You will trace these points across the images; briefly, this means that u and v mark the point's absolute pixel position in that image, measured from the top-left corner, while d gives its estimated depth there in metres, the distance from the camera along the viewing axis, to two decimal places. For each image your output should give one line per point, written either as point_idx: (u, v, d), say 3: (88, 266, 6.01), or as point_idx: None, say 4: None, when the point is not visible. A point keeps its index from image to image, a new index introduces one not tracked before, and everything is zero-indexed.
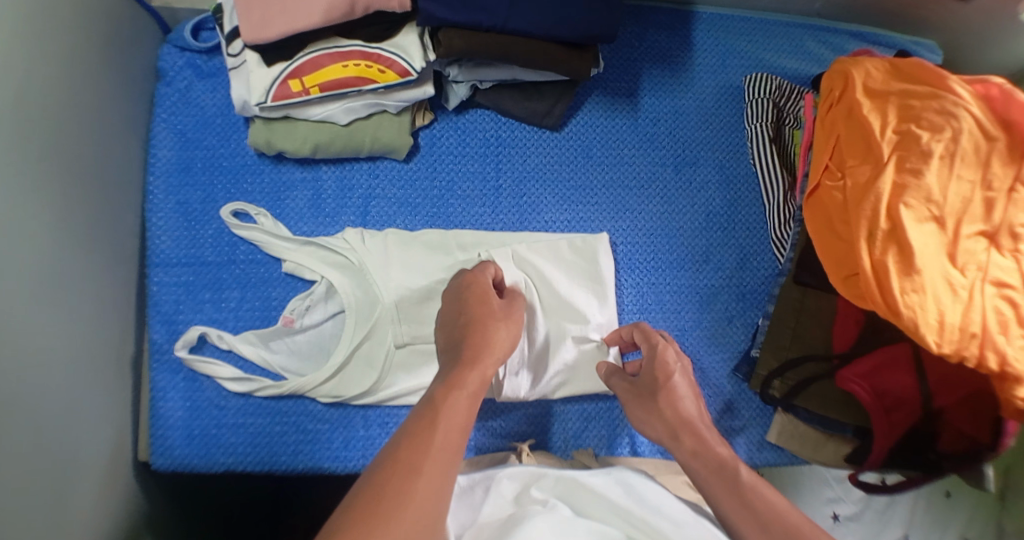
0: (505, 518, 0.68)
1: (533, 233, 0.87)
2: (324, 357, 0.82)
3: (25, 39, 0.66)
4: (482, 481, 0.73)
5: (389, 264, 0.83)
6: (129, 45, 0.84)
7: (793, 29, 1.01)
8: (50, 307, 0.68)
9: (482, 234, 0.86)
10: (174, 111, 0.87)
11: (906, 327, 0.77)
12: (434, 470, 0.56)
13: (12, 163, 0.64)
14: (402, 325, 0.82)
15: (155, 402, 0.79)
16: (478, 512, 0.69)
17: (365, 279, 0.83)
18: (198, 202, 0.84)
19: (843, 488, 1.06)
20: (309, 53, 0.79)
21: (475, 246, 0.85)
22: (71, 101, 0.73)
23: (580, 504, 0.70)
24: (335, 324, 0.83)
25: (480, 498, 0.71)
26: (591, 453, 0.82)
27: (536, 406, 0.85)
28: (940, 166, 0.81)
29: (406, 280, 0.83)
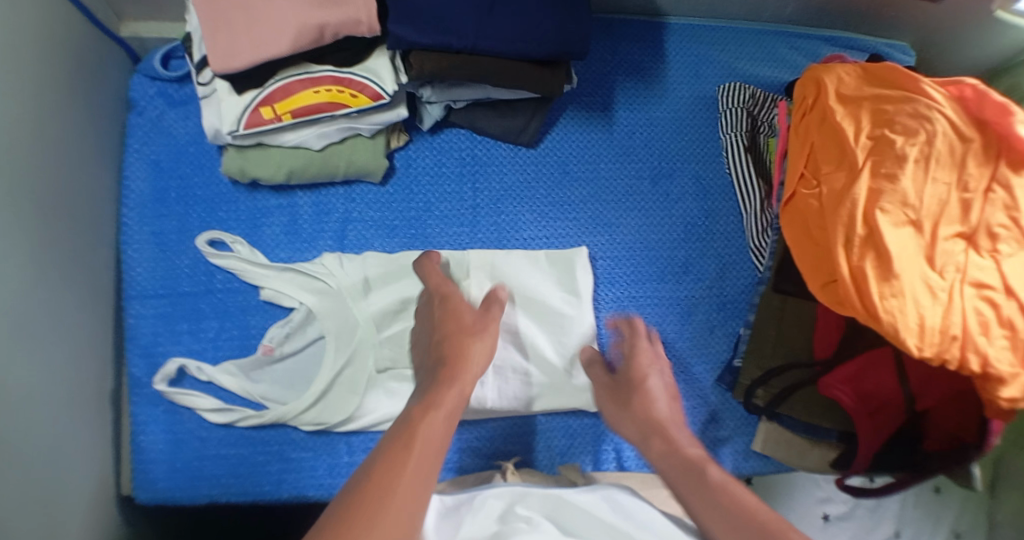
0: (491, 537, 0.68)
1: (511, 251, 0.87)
2: (305, 384, 0.81)
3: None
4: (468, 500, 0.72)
5: (368, 288, 0.82)
6: (98, 77, 0.84)
7: (765, 36, 1.01)
8: (27, 347, 0.68)
9: (461, 253, 0.86)
10: (147, 141, 0.86)
11: (887, 332, 0.77)
12: (413, 489, 0.57)
13: None
14: (383, 348, 0.82)
15: (136, 436, 0.79)
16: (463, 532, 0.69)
17: (341, 304, 0.82)
18: (174, 233, 0.84)
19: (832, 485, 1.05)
20: (279, 79, 0.78)
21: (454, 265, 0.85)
22: (41, 136, 0.73)
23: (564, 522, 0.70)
24: (315, 350, 0.82)
25: (465, 518, 0.71)
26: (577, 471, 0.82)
27: (509, 422, 0.85)
28: (915, 170, 0.81)
29: (384, 304, 0.82)
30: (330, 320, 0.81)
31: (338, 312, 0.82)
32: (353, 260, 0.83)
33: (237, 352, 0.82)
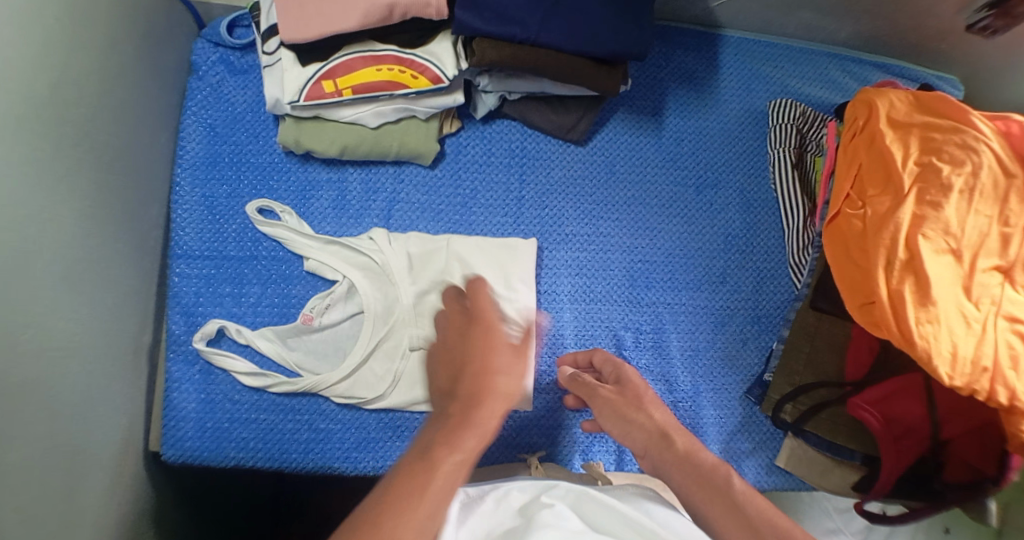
0: (511, 528, 0.58)
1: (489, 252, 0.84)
2: (339, 358, 0.82)
3: (63, 21, 0.66)
4: (492, 492, 0.64)
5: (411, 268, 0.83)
6: (165, 37, 0.85)
7: (818, 57, 1.02)
8: (72, 295, 0.68)
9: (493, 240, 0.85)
10: (205, 105, 0.87)
11: (919, 358, 0.77)
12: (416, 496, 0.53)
13: (44, 150, 0.64)
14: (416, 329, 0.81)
15: (170, 392, 0.79)
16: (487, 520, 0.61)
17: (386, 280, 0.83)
18: (224, 197, 0.85)
19: (842, 520, 1.05)
20: (343, 56, 0.80)
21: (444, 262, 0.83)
22: (105, 86, 0.74)
23: (592, 518, 0.59)
24: (352, 324, 0.83)
25: (491, 507, 0.62)
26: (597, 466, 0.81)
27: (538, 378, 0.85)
28: (959, 200, 0.82)
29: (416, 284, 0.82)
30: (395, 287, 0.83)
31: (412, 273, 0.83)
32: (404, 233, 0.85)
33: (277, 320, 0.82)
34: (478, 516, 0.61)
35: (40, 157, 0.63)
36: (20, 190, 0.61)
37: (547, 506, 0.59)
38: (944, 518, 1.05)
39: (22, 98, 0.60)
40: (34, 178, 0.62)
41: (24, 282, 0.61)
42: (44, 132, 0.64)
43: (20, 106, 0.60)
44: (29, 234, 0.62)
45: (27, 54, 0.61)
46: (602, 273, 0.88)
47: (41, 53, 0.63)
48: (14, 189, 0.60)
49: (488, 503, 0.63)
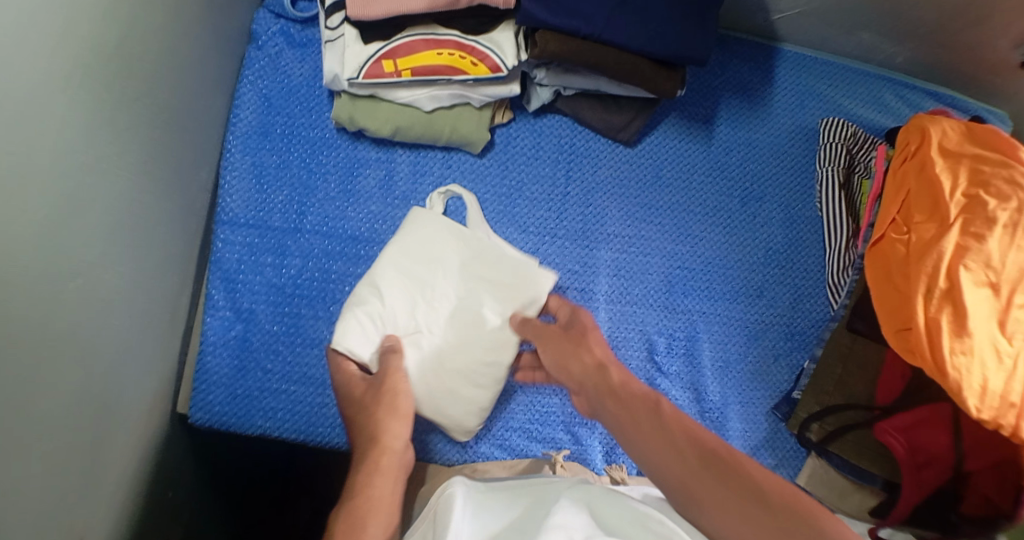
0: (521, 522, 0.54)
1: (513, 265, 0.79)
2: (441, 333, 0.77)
3: None
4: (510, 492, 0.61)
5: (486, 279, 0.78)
6: (230, 4, 0.85)
7: (873, 79, 1.01)
8: (119, 249, 0.68)
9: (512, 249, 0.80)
10: (262, 75, 0.88)
11: (950, 388, 0.77)
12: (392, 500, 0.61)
13: (107, 101, 0.64)
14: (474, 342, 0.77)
15: (204, 356, 0.79)
16: (503, 515, 0.57)
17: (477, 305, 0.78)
18: (273, 167, 0.85)
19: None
20: (405, 36, 0.80)
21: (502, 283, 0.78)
22: (169, 45, 0.74)
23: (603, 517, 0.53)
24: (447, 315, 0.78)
25: (506, 503, 0.59)
26: (621, 466, 0.82)
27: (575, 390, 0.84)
28: (1002, 235, 0.81)
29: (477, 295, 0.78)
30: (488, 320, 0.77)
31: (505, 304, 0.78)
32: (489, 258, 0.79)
33: (367, 326, 0.75)
34: (491, 511, 0.58)
35: (101, 109, 0.63)
36: (83, 139, 0.61)
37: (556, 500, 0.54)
38: None
39: (88, 48, 0.60)
40: (96, 128, 0.63)
41: (76, 233, 0.61)
42: (108, 85, 0.64)
43: (87, 55, 0.60)
44: (86, 184, 0.62)
45: (101, 5, 0.62)
46: (640, 276, 0.88)
47: (114, 6, 0.64)
48: (78, 138, 0.60)
49: (501, 502, 0.59)
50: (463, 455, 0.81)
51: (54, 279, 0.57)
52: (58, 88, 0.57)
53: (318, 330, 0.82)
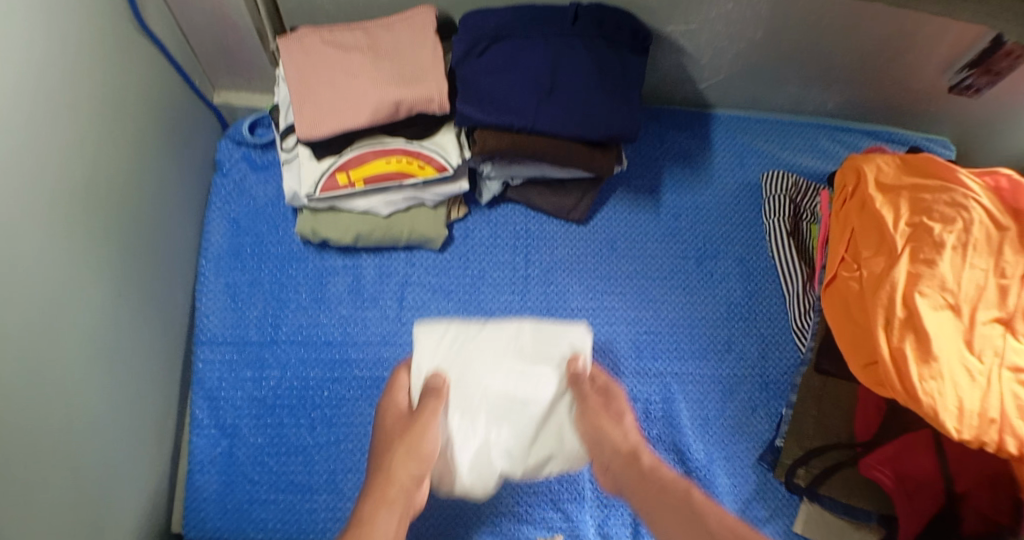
0: None
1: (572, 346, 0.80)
2: (495, 398, 0.78)
3: (94, 128, 0.72)
4: None
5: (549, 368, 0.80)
6: (191, 138, 0.91)
7: (809, 128, 1.07)
8: (96, 386, 0.72)
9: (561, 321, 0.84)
10: (229, 200, 0.93)
11: (927, 414, 0.78)
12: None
13: (74, 248, 0.69)
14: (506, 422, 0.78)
15: (192, 474, 0.83)
16: None
17: (534, 381, 0.79)
18: (245, 286, 0.89)
19: None
20: (355, 149, 0.84)
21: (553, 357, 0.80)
22: (132, 186, 0.79)
23: None
24: (505, 382, 0.79)
25: None
26: None
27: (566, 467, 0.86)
28: (953, 256, 0.85)
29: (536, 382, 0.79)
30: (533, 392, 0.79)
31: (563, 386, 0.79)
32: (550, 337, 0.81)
33: (445, 346, 0.80)
34: None
35: (67, 264, 0.68)
36: (53, 289, 0.65)
37: None
38: None
39: (49, 210, 0.65)
40: (64, 276, 0.67)
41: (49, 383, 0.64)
42: (71, 237, 0.68)
43: (50, 214, 0.65)
44: (58, 328, 0.66)
45: (61, 165, 0.66)
46: (608, 347, 0.91)
47: (72, 166, 0.68)
48: (48, 290, 0.65)
49: None
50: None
51: (29, 430, 0.61)
52: (23, 250, 0.61)
53: (301, 438, 0.84)
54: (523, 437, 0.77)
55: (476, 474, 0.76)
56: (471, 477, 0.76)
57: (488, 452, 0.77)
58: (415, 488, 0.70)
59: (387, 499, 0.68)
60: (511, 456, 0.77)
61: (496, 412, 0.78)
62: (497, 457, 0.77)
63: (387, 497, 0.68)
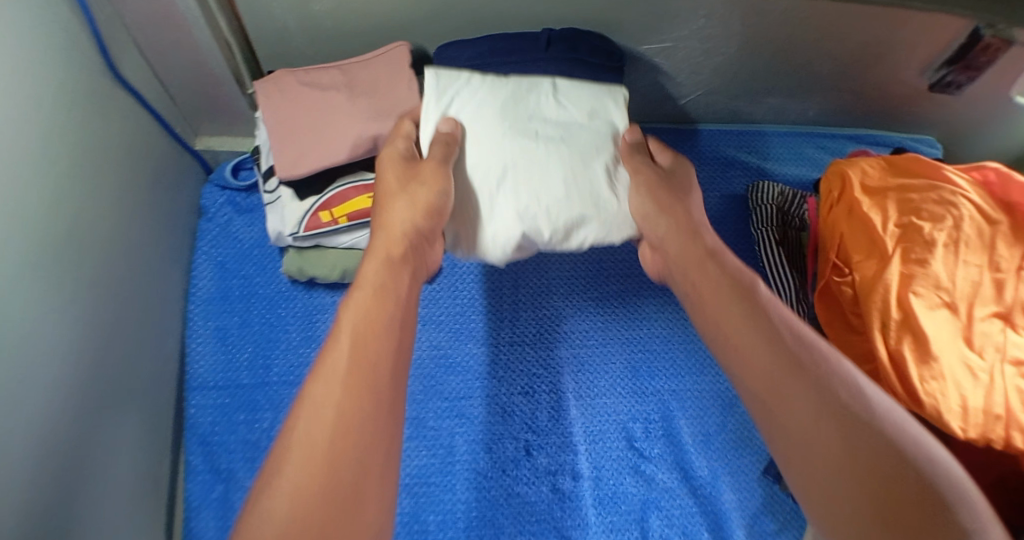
0: None
1: (604, 120, 0.77)
2: (524, 144, 0.73)
3: (76, 177, 0.72)
4: None
5: (585, 169, 0.73)
6: (175, 184, 0.92)
7: (792, 137, 1.08)
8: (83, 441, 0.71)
9: (592, 139, 0.75)
10: (215, 244, 0.93)
11: (930, 416, 0.78)
12: None
13: (58, 298, 0.68)
14: (540, 182, 0.72)
15: (189, 522, 0.81)
16: None
17: (565, 137, 0.74)
18: (235, 328, 0.89)
19: None
20: (336, 186, 0.84)
21: (590, 144, 0.75)
22: (117, 234, 0.79)
23: None
24: (531, 164, 0.72)
25: None
26: None
27: (569, 493, 0.84)
28: (945, 254, 0.84)
29: (575, 175, 0.73)
30: (563, 155, 0.73)
31: (593, 119, 0.76)
32: (577, 92, 0.77)
33: (460, 99, 0.74)
34: None
35: (53, 315, 0.67)
36: (39, 341, 0.65)
37: None
38: None
39: (34, 262, 0.65)
40: (51, 327, 0.67)
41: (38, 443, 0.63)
42: (55, 294, 0.68)
43: (34, 266, 0.65)
44: (45, 381, 0.66)
45: (42, 218, 0.66)
46: (604, 368, 0.90)
47: (53, 224, 0.68)
48: (33, 343, 0.64)
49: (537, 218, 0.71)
50: None
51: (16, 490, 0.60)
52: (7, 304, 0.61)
53: None
54: (551, 187, 0.71)
55: (501, 243, 0.72)
56: (505, 243, 0.71)
57: (523, 190, 0.71)
58: (422, 243, 0.69)
59: (386, 253, 0.68)
60: (546, 195, 0.71)
61: (529, 194, 0.71)
62: (528, 218, 0.71)
63: (387, 252, 0.68)
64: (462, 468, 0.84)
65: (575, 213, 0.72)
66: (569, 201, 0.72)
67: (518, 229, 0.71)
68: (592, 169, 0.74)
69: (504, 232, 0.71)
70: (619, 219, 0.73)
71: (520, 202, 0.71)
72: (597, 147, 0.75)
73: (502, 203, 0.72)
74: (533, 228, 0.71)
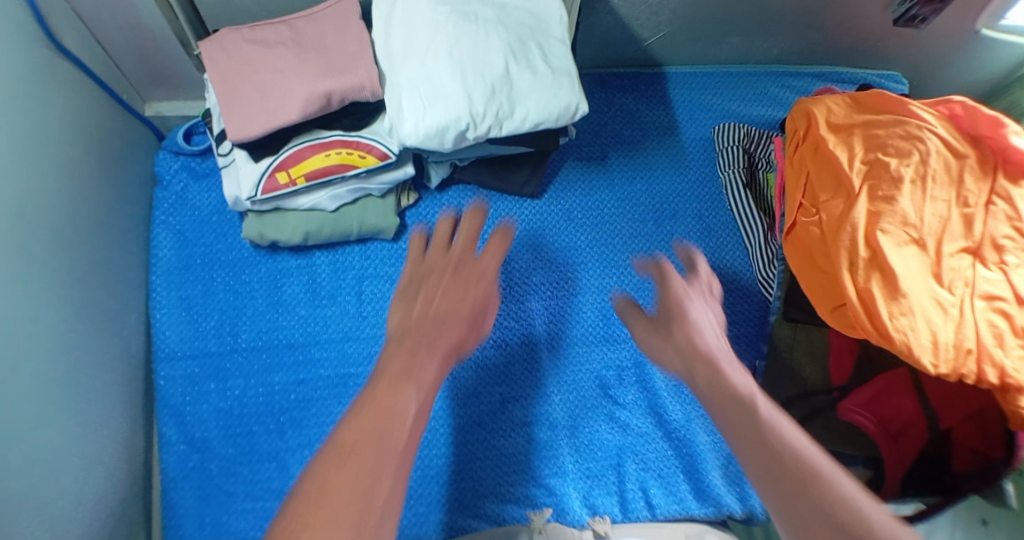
0: None
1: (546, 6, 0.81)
2: (460, 30, 0.78)
3: (19, 152, 0.70)
4: None
5: (522, 51, 0.79)
6: (125, 154, 0.89)
7: (756, 77, 1.06)
8: (49, 420, 0.69)
9: (531, 26, 0.80)
10: (172, 212, 0.91)
11: (900, 352, 0.77)
12: None
13: (10, 278, 0.66)
14: (474, 65, 0.77)
15: (167, 492, 0.81)
16: None
17: (501, 20, 0.80)
18: (199, 297, 0.88)
19: None
20: (291, 146, 0.82)
21: (527, 30, 0.80)
22: (69, 209, 0.77)
23: None
24: (469, 49, 0.78)
25: None
26: (604, 518, 0.81)
27: (547, 443, 0.84)
28: (913, 190, 0.84)
29: (508, 57, 0.78)
30: (498, 36, 0.79)
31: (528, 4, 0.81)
32: None
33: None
34: None
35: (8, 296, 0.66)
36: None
37: None
38: (982, 510, 1.02)
39: None
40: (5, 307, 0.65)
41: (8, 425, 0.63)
42: (9, 276, 0.66)
43: None
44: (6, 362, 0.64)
45: None
46: (576, 318, 0.90)
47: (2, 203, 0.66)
48: None
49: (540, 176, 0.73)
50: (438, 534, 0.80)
51: None
52: None
53: (272, 444, 0.83)
54: (485, 65, 0.77)
55: (437, 126, 0.76)
56: (437, 123, 0.76)
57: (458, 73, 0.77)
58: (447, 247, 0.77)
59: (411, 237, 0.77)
60: (478, 78, 0.77)
61: (464, 78, 0.77)
62: (462, 99, 0.76)
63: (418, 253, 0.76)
64: (437, 424, 0.84)
65: (509, 98, 0.78)
66: (502, 82, 0.78)
67: (454, 114, 0.76)
68: (528, 49, 0.79)
69: (440, 113, 0.76)
70: (555, 98, 0.78)
71: (456, 87, 0.76)
72: (536, 32, 0.80)
73: (442, 88, 0.77)
74: (467, 109, 0.76)
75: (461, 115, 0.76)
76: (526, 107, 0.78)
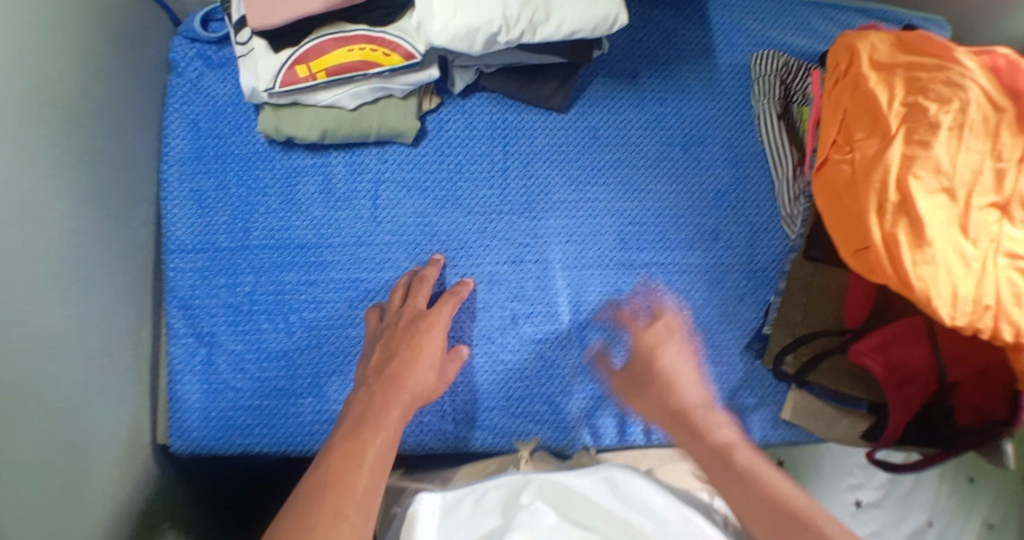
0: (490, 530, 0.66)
1: None
2: None
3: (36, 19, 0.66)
4: (469, 493, 0.67)
5: None
6: (140, 36, 0.86)
7: (799, 7, 1.02)
8: (64, 298, 0.68)
9: None
10: (187, 101, 0.88)
11: (919, 300, 0.76)
12: (360, 506, 0.57)
13: (30, 148, 0.65)
14: None
15: (172, 385, 0.81)
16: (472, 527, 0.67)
17: None
18: (212, 191, 0.86)
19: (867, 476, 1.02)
20: (313, 39, 0.79)
21: None
22: (86, 86, 0.74)
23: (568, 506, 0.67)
24: None
25: (470, 509, 0.67)
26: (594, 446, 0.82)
27: (556, 360, 0.84)
28: (948, 137, 0.80)
29: None
30: None
31: None
32: None
33: None
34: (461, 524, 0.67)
35: (28, 168, 0.64)
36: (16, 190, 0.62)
37: (524, 508, 0.66)
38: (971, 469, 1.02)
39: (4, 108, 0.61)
40: (23, 176, 0.63)
41: (20, 294, 0.61)
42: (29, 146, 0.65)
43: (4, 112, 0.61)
44: (24, 232, 0.63)
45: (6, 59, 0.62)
46: (592, 239, 0.88)
47: (21, 68, 0.64)
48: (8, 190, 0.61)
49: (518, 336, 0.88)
50: (441, 443, 0.81)
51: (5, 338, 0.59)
52: None
53: (281, 343, 0.82)
54: None
55: (471, 29, 0.73)
56: (471, 26, 0.73)
57: None
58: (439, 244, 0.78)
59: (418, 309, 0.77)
60: None
61: None
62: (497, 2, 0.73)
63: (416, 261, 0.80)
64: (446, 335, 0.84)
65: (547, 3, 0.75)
66: None
67: (489, 18, 0.73)
68: None
69: (474, 15, 0.73)
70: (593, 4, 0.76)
71: None
72: None
73: None
74: (503, 13, 0.73)
75: (497, 19, 0.73)
76: (564, 12, 0.75)
